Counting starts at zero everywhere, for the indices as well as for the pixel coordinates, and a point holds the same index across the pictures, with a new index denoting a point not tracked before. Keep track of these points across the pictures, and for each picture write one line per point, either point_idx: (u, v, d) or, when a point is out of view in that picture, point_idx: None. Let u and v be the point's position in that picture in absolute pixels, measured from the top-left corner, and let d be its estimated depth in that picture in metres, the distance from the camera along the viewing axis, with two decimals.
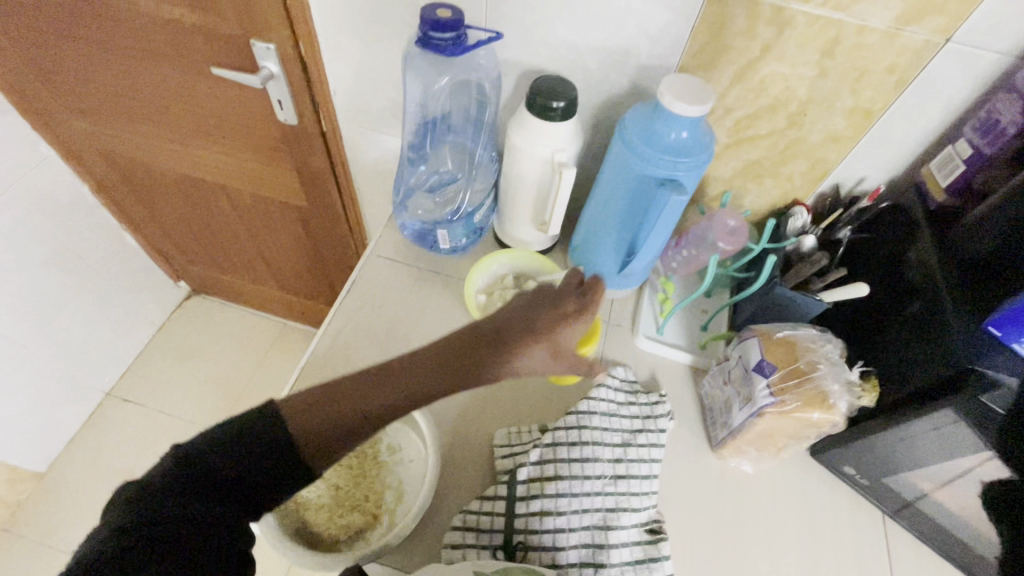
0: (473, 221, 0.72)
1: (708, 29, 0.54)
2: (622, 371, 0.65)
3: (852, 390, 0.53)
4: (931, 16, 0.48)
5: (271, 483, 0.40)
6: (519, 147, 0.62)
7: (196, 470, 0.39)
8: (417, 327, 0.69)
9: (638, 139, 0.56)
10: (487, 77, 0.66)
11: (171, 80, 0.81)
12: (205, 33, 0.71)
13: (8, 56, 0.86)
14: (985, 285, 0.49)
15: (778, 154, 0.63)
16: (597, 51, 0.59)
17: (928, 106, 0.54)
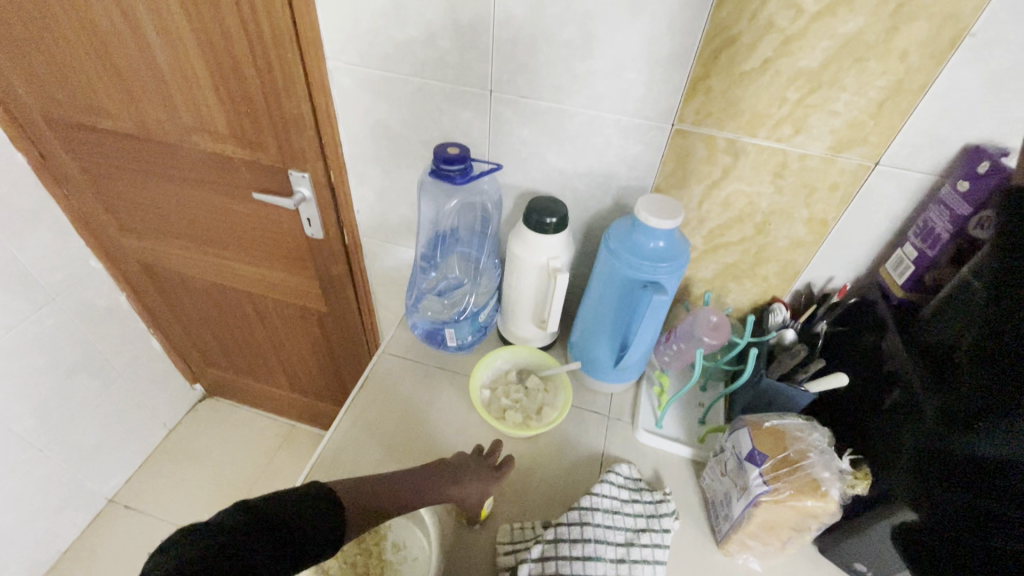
0: (478, 320, 0.79)
1: (675, 157, 0.64)
2: (626, 468, 0.67)
3: (843, 478, 0.55)
4: (859, 145, 0.57)
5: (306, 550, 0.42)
6: (518, 256, 0.70)
7: (261, 533, 0.40)
8: (425, 422, 0.72)
9: (621, 248, 0.64)
10: (489, 198, 0.77)
11: (216, 203, 0.93)
12: (252, 166, 0.83)
13: (81, 185, 1.00)
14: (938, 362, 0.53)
15: (751, 258, 0.71)
16: (584, 175, 0.70)
17: (874, 215, 0.62)
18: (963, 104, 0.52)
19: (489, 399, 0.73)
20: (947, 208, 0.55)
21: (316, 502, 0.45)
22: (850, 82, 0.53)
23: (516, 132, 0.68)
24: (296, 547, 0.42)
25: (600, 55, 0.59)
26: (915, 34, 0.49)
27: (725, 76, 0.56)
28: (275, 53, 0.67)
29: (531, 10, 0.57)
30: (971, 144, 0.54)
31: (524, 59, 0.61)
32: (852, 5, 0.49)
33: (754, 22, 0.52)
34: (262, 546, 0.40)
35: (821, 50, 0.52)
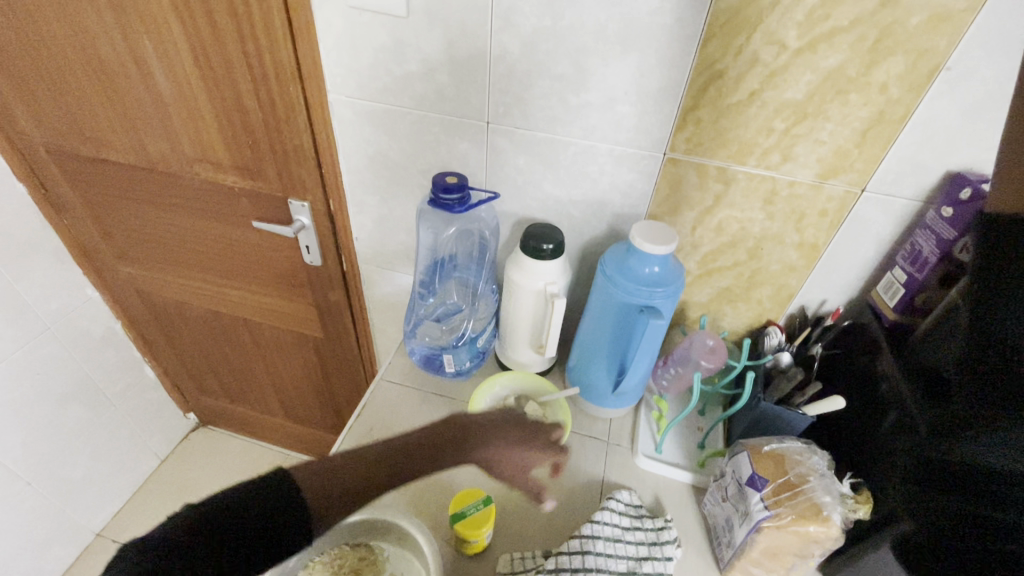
0: (477, 345, 0.79)
1: (668, 185, 0.66)
2: (627, 494, 0.66)
3: (845, 502, 0.55)
4: (845, 172, 0.59)
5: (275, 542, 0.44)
6: (516, 281, 0.71)
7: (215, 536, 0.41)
8: None
9: (618, 273, 0.65)
10: (487, 225, 0.78)
11: (215, 231, 0.94)
12: (252, 195, 0.85)
13: (80, 215, 1.01)
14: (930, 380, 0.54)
15: (745, 282, 0.72)
16: (579, 203, 0.71)
17: (862, 240, 0.64)
18: (942, 133, 0.54)
19: None
20: (933, 232, 0.56)
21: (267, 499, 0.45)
22: (833, 113, 0.55)
23: (512, 161, 0.70)
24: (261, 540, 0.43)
25: (593, 88, 0.61)
26: (892, 68, 0.51)
27: (714, 107, 0.58)
28: (277, 86, 0.69)
29: (526, 46, 0.60)
30: (952, 171, 0.56)
31: (519, 92, 0.63)
32: (832, 41, 0.51)
33: (739, 57, 0.54)
34: (221, 550, 0.41)
35: (804, 83, 0.54)
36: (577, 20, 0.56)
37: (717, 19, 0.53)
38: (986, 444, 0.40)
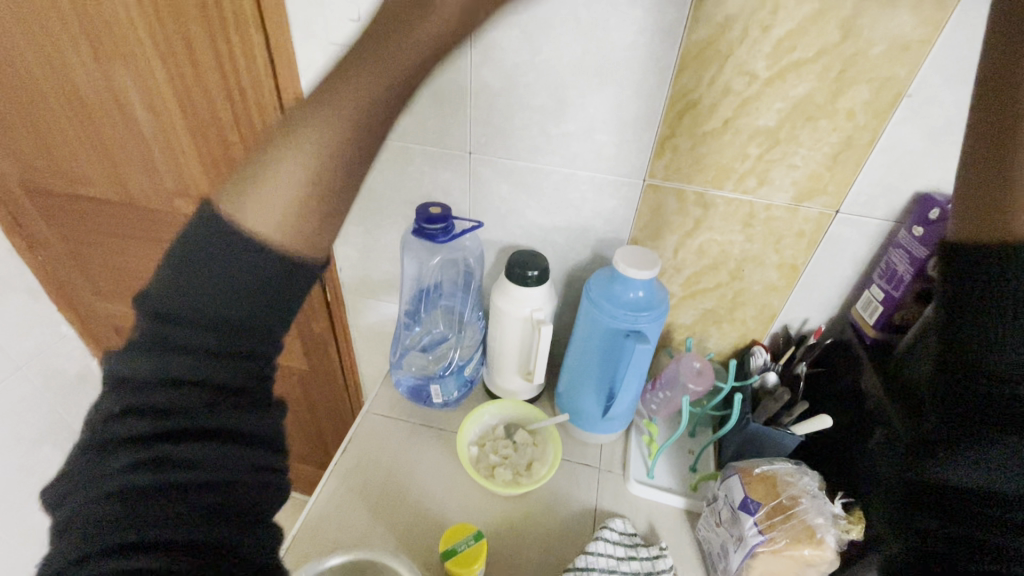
0: (464, 374, 0.79)
1: (648, 211, 0.67)
2: (621, 523, 0.65)
3: (838, 524, 0.55)
4: (819, 195, 0.61)
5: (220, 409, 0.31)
6: (502, 309, 0.71)
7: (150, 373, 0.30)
8: (413, 483, 0.70)
9: (602, 298, 0.66)
10: (471, 254, 0.78)
11: None
12: None
13: (55, 250, 0.99)
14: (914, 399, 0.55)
15: (728, 303, 0.73)
16: (562, 229, 0.72)
17: (839, 260, 0.65)
18: (909, 156, 0.56)
19: (477, 456, 0.72)
20: (906, 251, 0.58)
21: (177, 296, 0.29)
22: (805, 139, 0.57)
23: (495, 189, 0.71)
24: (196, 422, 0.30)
25: (572, 118, 0.62)
26: (858, 96, 0.53)
27: (690, 135, 0.60)
28: (259, 118, 0.70)
29: (506, 79, 0.61)
30: (920, 192, 0.58)
31: (501, 122, 0.65)
32: (799, 71, 0.53)
33: (712, 87, 0.56)
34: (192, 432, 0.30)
35: (775, 110, 0.56)
36: (555, 54, 0.58)
37: (689, 52, 0.55)
38: (958, 465, 0.40)
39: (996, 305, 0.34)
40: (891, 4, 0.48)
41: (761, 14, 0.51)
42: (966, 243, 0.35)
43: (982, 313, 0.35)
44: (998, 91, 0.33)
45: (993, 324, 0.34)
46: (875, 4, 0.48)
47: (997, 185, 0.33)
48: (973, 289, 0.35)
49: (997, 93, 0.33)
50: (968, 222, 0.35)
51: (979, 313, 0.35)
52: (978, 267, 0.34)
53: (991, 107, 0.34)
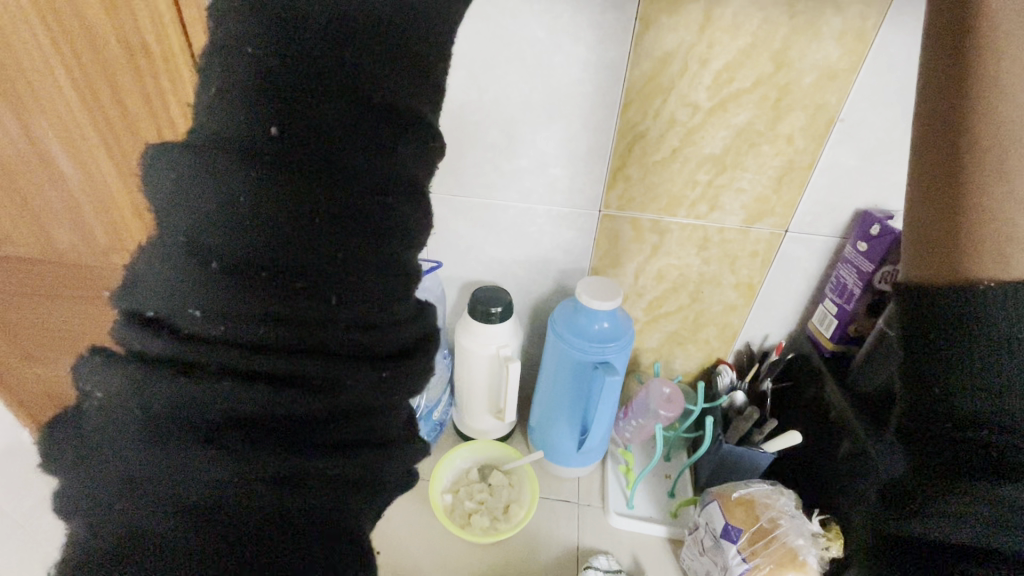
0: (432, 419, 0.75)
1: (606, 240, 0.67)
2: (604, 560, 0.63)
3: (818, 542, 0.55)
4: (768, 216, 0.63)
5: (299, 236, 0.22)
6: (467, 347, 0.69)
7: (254, 225, 0.22)
8: (385, 540, 0.66)
9: (567, 331, 0.65)
10: (433, 293, 0.72)
11: None
12: None
13: None
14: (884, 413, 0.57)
15: (691, 325, 0.73)
16: (523, 262, 0.71)
17: (793, 276, 0.67)
18: (846, 176, 0.58)
19: (451, 505, 0.69)
20: (853, 266, 0.60)
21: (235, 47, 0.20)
22: (750, 164, 0.59)
23: (452, 227, 0.69)
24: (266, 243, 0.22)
25: (524, 154, 0.62)
26: (795, 122, 0.56)
27: (640, 165, 0.61)
28: None
29: (454, 118, 0.61)
30: (860, 209, 0.61)
31: (452, 161, 0.64)
32: (739, 101, 0.55)
33: (658, 119, 0.57)
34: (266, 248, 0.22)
35: (720, 138, 0.58)
36: (502, 92, 0.58)
37: (633, 86, 0.56)
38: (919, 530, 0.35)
39: (965, 388, 0.24)
40: (816, 36, 0.50)
41: (698, 48, 0.53)
42: (921, 278, 0.25)
43: (938, 416, 0.26)
44: (951, 77, 0.22)
45: (942, 418, 0.25)
46: (801, 36, 0.51)
47: (948, 205, 0.23)
48: (930, 361, 0.25)
49: (959, 75, 0.22)
50: (920, 248, 0.24)
51: (941, 398, 0.25)
52: (937, 335, 0.25)
53: (944, 97, 0.23)
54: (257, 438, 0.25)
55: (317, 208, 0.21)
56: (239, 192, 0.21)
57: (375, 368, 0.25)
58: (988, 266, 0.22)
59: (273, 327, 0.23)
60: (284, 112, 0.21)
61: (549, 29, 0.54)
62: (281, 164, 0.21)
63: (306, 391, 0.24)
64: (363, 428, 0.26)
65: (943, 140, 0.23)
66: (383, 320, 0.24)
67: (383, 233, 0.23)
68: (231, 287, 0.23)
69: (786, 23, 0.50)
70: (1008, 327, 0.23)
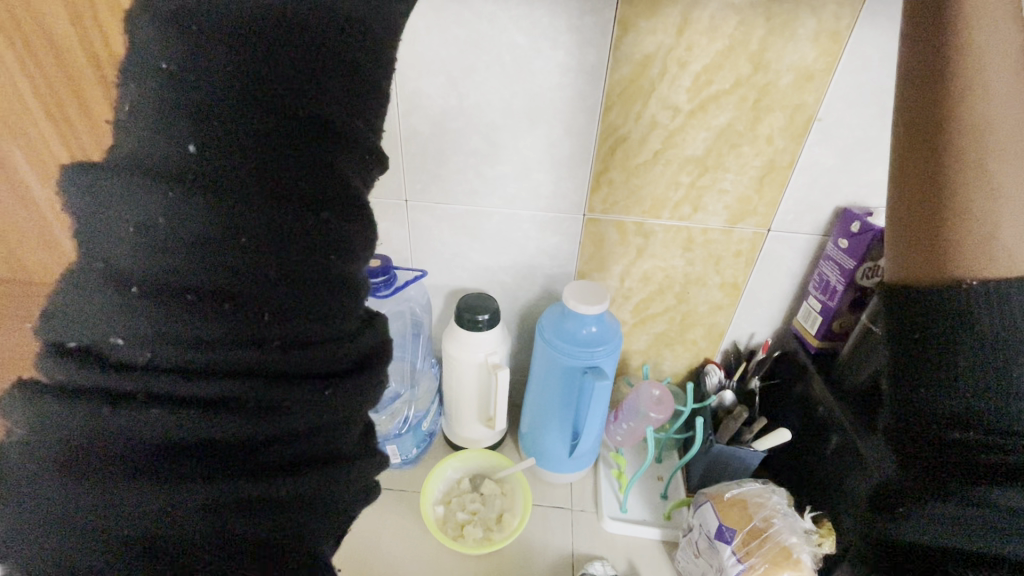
0: (421, 430, 0.74)
1: (591, 243, 0.67)
2: (600, 566, 0.63)
3: (811, 539, 0.55)
4: (751, 216, 0.63)
5: (243, 238, 0.20)
6: (455, 356, 0.68)
7: (172, 237, 0.20)
8: (377, 554, 0.65)
9: (556, 335, 0.65)
10: (418, 303, 0.73)
11: None
12: None
13: None
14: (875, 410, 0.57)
15: (678, 326, 0.73)
16: (508, 268, 0.71)
17: (776, 275, 0.68)
18: (826, 175, 0.59)
19: (443, 516, 0.68)
20: (835, 263, 0.61)
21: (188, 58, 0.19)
22: (732, 164, 0.59)
23: (436, 234, 0.69)
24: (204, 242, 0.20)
25: (506, 159, 0.62)
26: (774, 122, 0.56)
27: (623, 168, 0.61)
28: None
29: (434, 124, 0.60)
30: (840, 207, 0.61)
31: (434, 169, 0.63)
32: (718, 102, 0.56)
33: (639, 122, 0.57)
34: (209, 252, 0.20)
35: (701, 140, 0.58)
36: (482, 99, 0.58)
37: (614, 90, 0.56)
38: None
39: (953, 386, 0.24)
40: (792, 37, 0.51)
41: (677, 50, 0.53)
42: (908, 275, 0.25)
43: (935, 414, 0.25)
44: (927, 70, 0.22)
45: (934, 414, 0.25)
46: (778, 38, 0.51)
47: (927, 197, 0.23)
48: (925, 354, 0.25)
49: (938, 70, 0.22)
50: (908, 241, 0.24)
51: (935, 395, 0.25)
52: (932, 329, 0.24)
53: (923, 91, 0.23)
54: (178, 476, 0.21)
55: (236, 219, 0.20)
56: (159, 215, 0.19)
57: (317, 389, 0.22)
58: (971, 262, 0.22)
59: (197, 352, 0.21)
60: (206, 131, 0.19)
61: (527, 35, 0.53)
62: (202, 179, 0.20)
63: (235, 418, 0.21)
64: (307, 456, 0.23)
65: (924, 134, 0.23)
66: (321, 334, 0.22)
67: (316, 249, 0.21)
68: (152, 306, 0.20)
69: (763, 24, 0.51)
70: (991, 323, 0.23)
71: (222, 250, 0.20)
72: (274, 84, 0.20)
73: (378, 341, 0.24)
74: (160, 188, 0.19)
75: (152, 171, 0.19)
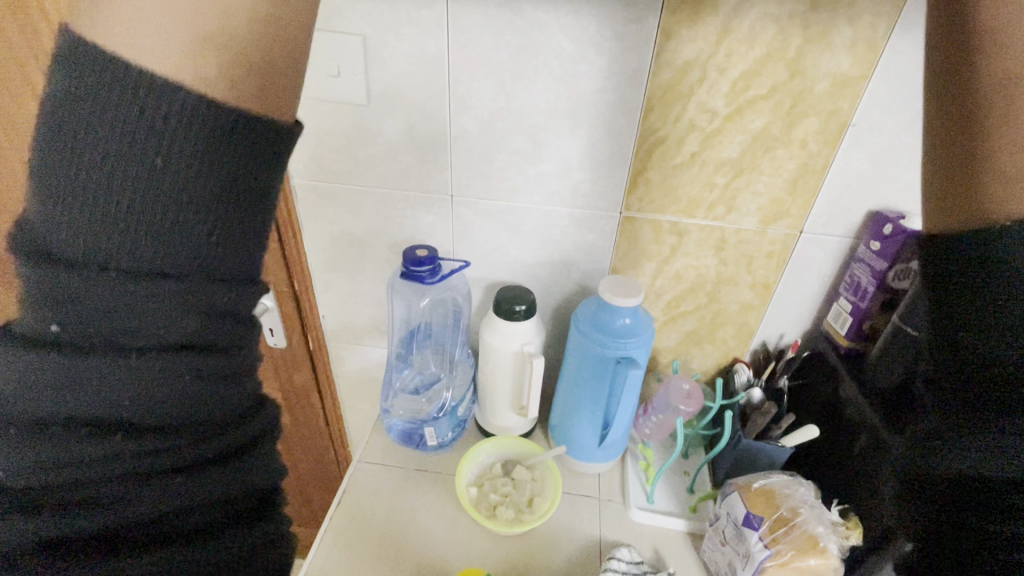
0: (456, 415, 0.79)
1: (627, 240, 0.70)
2: (627, 552, 0.65)
3: (837, 530, 0.57)
4: (784, 218, 0.65)
5: (121, 362, 0.25)
6: (492, 345, 0.72)
7: (48, 404, 0.25)
8: (412, 530, 0.69)
9: (591, 327, 0.68)
10: (459, 293, 0.78)
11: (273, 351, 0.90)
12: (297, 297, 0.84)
13: None
14: (906, 409, 0.59)
15: (708, 324, 0.75)
16: (545, 263, 0.74)
17: (807, 276, 0.69)
18: (859, 179, 0.61)
19: (476, 497, 0.71)
20: (867, 265, 0.63)
21: (83, 288, 0.24)
22: (766, 167, 0.62)
23: (477, 227, 0.72)
24: (82, 368, 0.24)
25: (549, 159, 0.65)
26: (809, 127, 0.59)
27: (660, 168, 0.64)
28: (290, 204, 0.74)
29: (483, 125, 0.64)
30: (873, 211, 0.63)
31: (480, 166, 0.67)
32: (754, 108, 0.58)
33: (678, 124, 0.60)
34: (106, 376, 0.25)
35: (737, 143, 0.61)
36: (529, 101, 0.62)
37: (654, 93, 0.59)
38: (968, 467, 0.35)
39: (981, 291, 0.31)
40: (829, 46, 0.54)
41: (717, 58, 0.56)
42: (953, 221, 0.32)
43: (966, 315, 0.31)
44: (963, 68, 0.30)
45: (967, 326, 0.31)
46: (815, 46, 0.54)
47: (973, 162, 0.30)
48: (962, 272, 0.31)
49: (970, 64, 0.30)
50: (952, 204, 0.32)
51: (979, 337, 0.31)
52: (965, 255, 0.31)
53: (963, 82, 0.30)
54: (115, 521, 0.26)
55: (118, 377, 0.25)
56: (87, 370, 0.24)
57: (228, 467, 0.29)
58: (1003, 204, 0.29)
59: (86, 468, 0.25)
60: (53, 302, 0.24)
61: (575, 41, 0.57)
62: (113, 362, 0.25)
63: (103, 515, 0.26)
64: (158, 538, 0.27)
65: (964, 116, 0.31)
66: (210, 441, 0.28)
67: (208, 394, 0.28)
68: (35, 432, 0.25)
69: (801, 33, 0.53)
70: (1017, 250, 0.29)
71: (119, 370, 0.25)
72: (174, 238, 0.25)
73: (261, 426, 0.31)
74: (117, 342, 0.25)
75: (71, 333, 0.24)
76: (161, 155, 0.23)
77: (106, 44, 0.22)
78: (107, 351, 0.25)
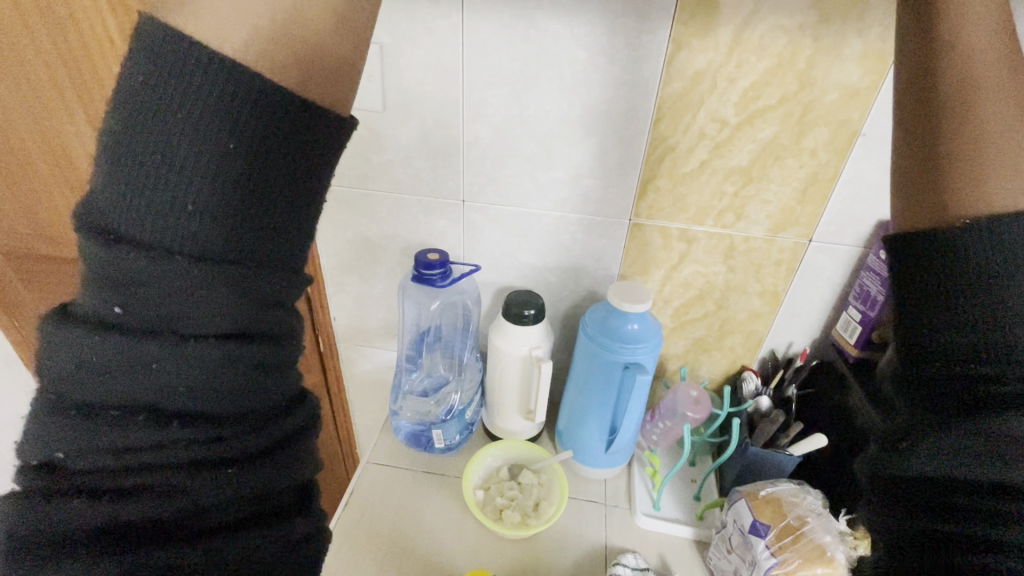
0: (465, 418, 0.78)
1: (636, 246, 0.70)
2: (633, 558, 0.65)
3: (845, 540, 0.57)
4: (793, 226, 0.66)
5: (179, 353, 0.26)
6: (501, 349, 0.72)
7: (106, 390, 0.26)
8: (420, 531, 0.69)
9: (599, 332, 0.68)
10: (470, 297, 0.80)
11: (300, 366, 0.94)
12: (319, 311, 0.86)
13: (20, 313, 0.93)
14: None
15: (717, 332, 0.76)
16: (554, 268, 0.75)
17: (816, 285, 0.70)
18: (868, 189, 0.61)
19: (483, 500, 0.71)
20: (876, 274, 0.63)
21: (140, 270, 0.24)
22: (776, 176, 0.62)
23: (488, 232, 0.73)
24: (135, 361, 0.25)
25: (561, 165, 0.66)
26: (819, 137, 0.59)
27: (670, 176, 0.64)
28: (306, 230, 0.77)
29: (495, 132, 0.65)
30: (882, 220, 0.63)
31: (492, 171, 0.68)
32: (764, 117, 0.59)
33: (687, 133, 0.61)
34: (161, 366, 0.26)
35: (747, 152, 0.61)
36: (542, 109, 0.63)
37: (665, 102, 0.60)
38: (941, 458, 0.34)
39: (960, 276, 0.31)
40: (839, 57, 0.54)
41: (727, 68, 0.57)
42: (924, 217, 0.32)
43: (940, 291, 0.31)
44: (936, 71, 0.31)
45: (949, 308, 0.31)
46: (824, 57, 0.54)
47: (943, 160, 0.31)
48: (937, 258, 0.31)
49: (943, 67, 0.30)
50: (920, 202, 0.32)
51: (940, 325, 0.32)
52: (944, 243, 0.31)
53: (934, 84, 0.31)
54: (162, 502, 0.27)
55: (176, 364, 0.26)
56: (149, 359, 0.25)
57: (269, 461, 0.29)
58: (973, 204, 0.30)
59: (136, 454, 0.26)
60: (118, 290, 0.25)
61: (588, 50, 0.58)
62: (164, 346, 0.25)
63: (153, 495, 0.27)
64: (202, 527, 0.27)
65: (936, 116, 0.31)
66: (252, 434, 0.29)
67: (248, 385, 0.28)
68: (95, 417, 0.26)
69: (811, 44, 0.54)
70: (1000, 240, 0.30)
71: (170, 357, 0.26)
72: (219, 241, 0.25)
73: (298, 423, 0.32)
74: (176, 332, 0.25)
75: (131, 323, 0.25)
76: (207, 169, 0.24)
77: (155, 53, 0.23)
78: (159, 344, 0.25)
